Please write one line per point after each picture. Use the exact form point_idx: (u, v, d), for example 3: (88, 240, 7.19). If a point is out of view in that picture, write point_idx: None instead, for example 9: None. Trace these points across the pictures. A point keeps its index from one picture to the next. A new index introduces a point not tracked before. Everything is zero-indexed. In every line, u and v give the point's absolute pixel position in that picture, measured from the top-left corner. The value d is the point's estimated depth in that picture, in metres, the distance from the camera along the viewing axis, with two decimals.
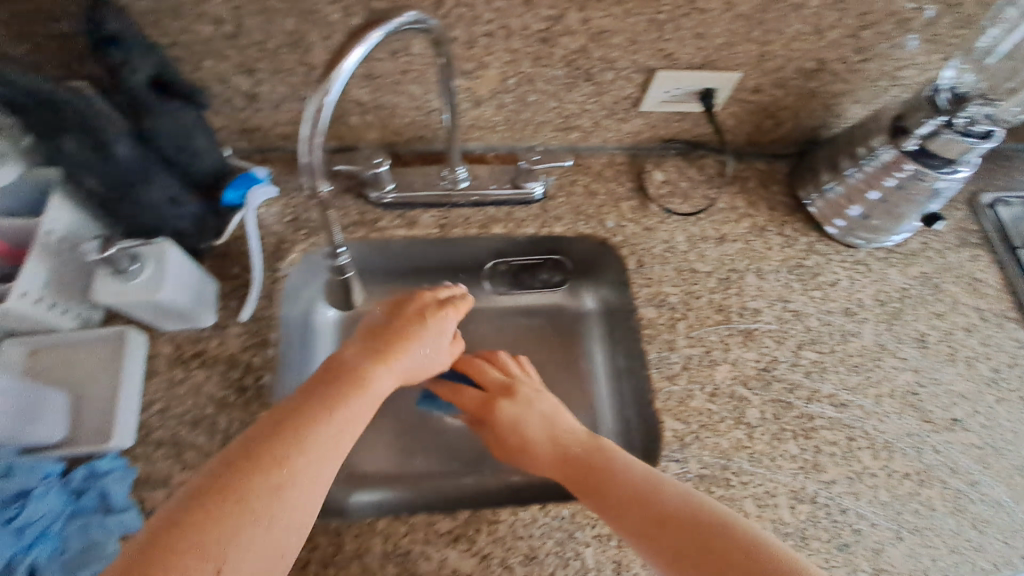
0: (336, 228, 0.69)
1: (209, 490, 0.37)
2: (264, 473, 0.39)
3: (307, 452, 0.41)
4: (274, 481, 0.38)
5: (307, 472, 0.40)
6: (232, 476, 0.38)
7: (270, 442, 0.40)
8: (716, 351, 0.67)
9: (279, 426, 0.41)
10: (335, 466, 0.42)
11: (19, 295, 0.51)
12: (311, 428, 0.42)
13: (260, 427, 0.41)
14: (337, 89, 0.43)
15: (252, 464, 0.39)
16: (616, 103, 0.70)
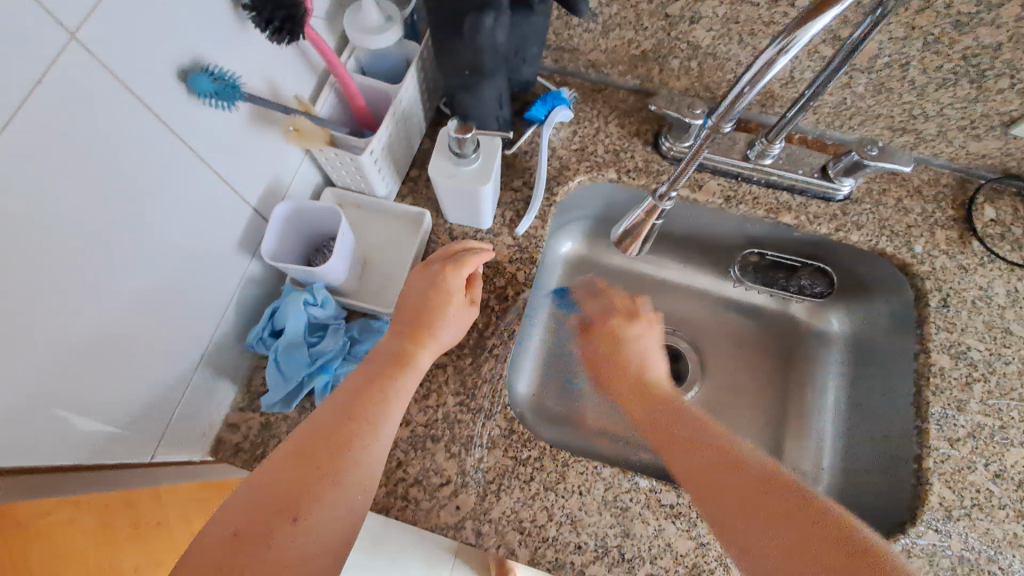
0: (621, 169, 0.68)
1: (232, 530, 0.38)
2: (272, 512, 0.39)
3: (317, 488, 0.41)
4: (287, 520, 0.39)
5: (321, 517, 0.40)
6: (247, 520, 0.38)
7: (302, 455, 0.43)
8: (1014, 430, 0.57)
9: (287, 471, 0.42)
10: (340, 518, 0.41)
11: (370, 153, 0.54)
12: (338, 433, 0.45)
13: (272, 472, 0.42)
14: (791, 50, 0.38)
15: (266, 500, 0.40)
16: (983, 115, 0.60)
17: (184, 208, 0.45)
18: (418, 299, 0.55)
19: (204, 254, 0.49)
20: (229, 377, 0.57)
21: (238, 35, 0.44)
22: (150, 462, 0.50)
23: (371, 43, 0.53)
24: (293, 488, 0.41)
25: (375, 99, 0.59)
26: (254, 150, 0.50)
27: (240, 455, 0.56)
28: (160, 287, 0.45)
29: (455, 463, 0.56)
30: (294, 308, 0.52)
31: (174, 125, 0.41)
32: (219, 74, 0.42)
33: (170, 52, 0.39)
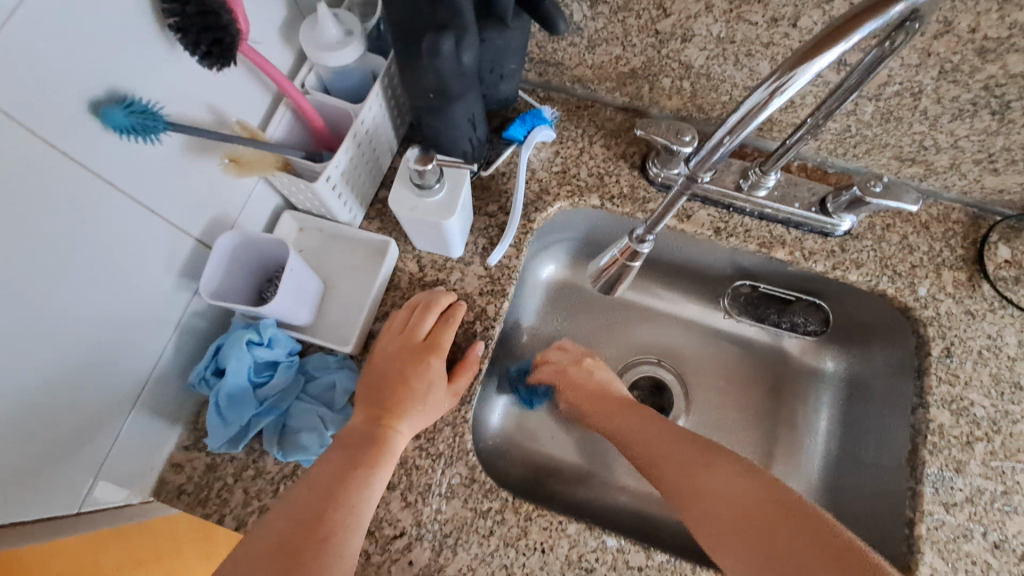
0: (605, 194, 0.63)
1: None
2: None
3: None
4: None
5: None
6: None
7: (275, 552, 0.40)
8: (1017, 496, 0.53)
9: (269, 569, 0.38)
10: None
11: (326, 179, 0.50)
12: (314, 524, 0.42)
13: (251, 569, 0.39)
14: (781, 96, 0.33)
15: None
16: (1003, 149, 0.54)
17: (104, 246, 0.42)
18: (391, 378, 0.52)
19: (134, 294, 0.45)
20: (174, 414, 0.53)
21: (166, 59, 0.40)
22: (78, 511, 0.46)
23: (328, 60, 0.49)
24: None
25: (335, 118, 0.54)
26: (191, 180, 0.47)
27: (182, 497, 0.53)
28: (81, 332, 0.42)
29: (410, 514, 0.52)
30: (236, 348, 0.49)
31: (87, 161, 0.38)
32: (138, 105, 0.39)
33: (78, 84, 0.35)
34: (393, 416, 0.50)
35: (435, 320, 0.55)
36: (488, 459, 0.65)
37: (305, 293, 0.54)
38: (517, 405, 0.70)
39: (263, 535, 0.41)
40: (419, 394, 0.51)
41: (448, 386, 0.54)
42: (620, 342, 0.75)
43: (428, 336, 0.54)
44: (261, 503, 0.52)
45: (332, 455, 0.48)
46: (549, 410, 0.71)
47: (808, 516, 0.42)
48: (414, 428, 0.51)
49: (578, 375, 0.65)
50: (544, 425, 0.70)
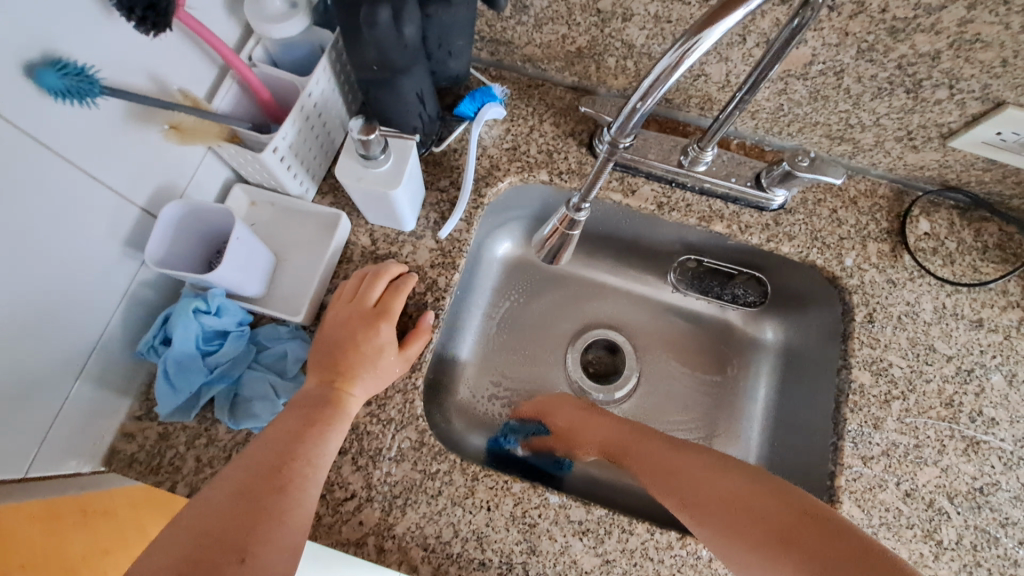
0: (554, 170, 0.65)
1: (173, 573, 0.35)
2: (219, 548, 0.37)
3: (265, 523, 0.40)
4: (235, 558, 0.37)
5: (270, 552, 0.39)
6: (189, 560, 0.36)
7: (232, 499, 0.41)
8: (928, 448, 0.57)
9: (229, 513, 0.40)
10: (288, 552, 0.40)
11: (272, 150, 0.51)
12: (270, 473, 0.43)
13: (212, 513, 0.39)
14: (684, 63, 0.36)
15: (200, 548, 0.37)
16: (920, 127, 0.58)
17: (42, 211, 0.42)
18: (342, 343, 0.53)
19: (77, 262, 0.46)
20: (124, 383, 0.54)
21: (104, 25, 0.41)
22: (25, 476, 0.47)
23: (273, 31, 0.50)
24: (238, 524, 0.39)
25: (280, 90, 0.55)
26: (134, 148, 0.47)
27: (134, 466, 0.54)
28: (21, 298, 0.42)
29: (361, 477, 0.54)
30: (183, 316, 0.50)
31: (22, 122, 0.38)
32: (73, 68, 0.39)
33: (11, 47, 0.36)
34: (344, 378, 0.52)
35: (383, 288, 0.57)
36: (443, 428, 0.66)
37: (255, 263, 0.55)
38: (473, 377, 0.72)
39: (220, 485, 0.42)
40: (370, 358, 0.53)
41: (399, 352, 0.55)
42: (575, 315, 0.77)
43: (378, 303, 0.56)
44: (214, 469, 0.54)
45: (288, 414, 0.49)
46: (505, 382, 0.73)
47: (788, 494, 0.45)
48: (367, 392, 0.53)
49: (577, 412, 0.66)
50: (500, 396, 0.72)
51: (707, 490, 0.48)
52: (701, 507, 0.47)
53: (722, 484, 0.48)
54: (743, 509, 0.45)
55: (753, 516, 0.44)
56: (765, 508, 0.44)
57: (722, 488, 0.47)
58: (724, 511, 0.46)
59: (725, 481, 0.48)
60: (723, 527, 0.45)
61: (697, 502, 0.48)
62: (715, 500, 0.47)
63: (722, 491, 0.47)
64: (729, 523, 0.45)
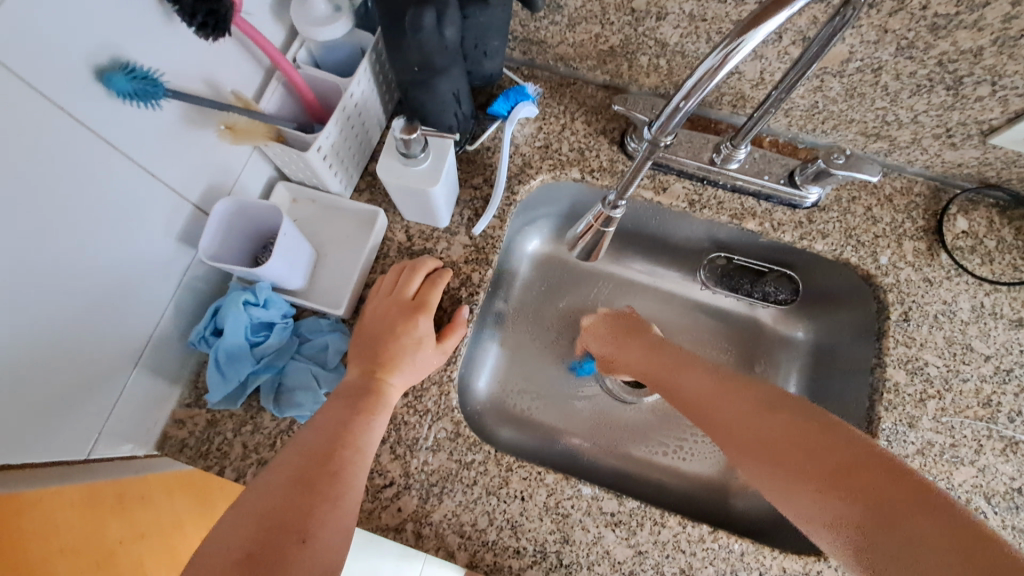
0: (585, 168, 0.66)
1: (242, 552, 0.37)
2: (280, 528, 0.40)
3: (322, 506, 0.42)
4: (296, 538, 0.39)
5: (328, 533, 0.41)
6: (255, 539, 0.38)
7: (288, 481, 0.43)
8: (964, 448, 0.57)
9: (288, 495, 0.42)
10: (343, 534, 0.42)
11: (316, 149, 0.53)
12: (322, 458, 0.45)
13: (272, 497, 0.42)
14: (727, 66, 0.37)
15: (265, 528, 0.39)
16: (960, 124, 0.57)
17: (109, 207, 0.45)
18: (382, 335, 0.55)
19: (136, 256, 0.48)
20: (174, 372, 0.57)
21: (166, 30, 0.43)
22: (87, 458, 0.50)
23: (318, 35, 0.52)
24: (296, 506, 0.41)
25: (323, 91, 0.57)
26: (190, 148, 0.50)
27: (185, 451, 0.57)
28: (87, 288, 0.45)
29: (399, 465, 0.56)
30: (232, 308, 0.53)
31: (92, 124, 0.41)
32: (138, 71, 0.41)
33: (84, 53, 0.38)
34: (385, 369, 0.53)
35: (419, 282, 0.59)
36: (475, 421, 0.68)
37: (299, 258, 0.57)
38: (504, 371, 0.74)
39: (276, 468, 0.44)
40: (410, 349, 0.55)
41: (437, 344, 0.57)
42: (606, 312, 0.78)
43: (415, 297, 0.58)
44: (259, 455, 0.56)
45: (334, 403, 0.51)
46: (533, 378, 0.74)
47: (827, 426, 0.44)
48: (406, 381, 0.55)
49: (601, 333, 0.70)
50: (529, 389, 0.73)
51: (754, 432, 0.46)
52: (745, 426, 0.47)
53: (771, 423, 0.46)
54: (796, 445, 0.43)
55: (808, 456, 0.42)
56: (803, 434, 0.44)
57: (777, 425, 0.46)
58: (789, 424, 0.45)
59: (770, 420, 0.46)
60: (766, 472, 0.44)
61: (749, 442, 0.46)
62: (776, 437, 0.45)
63: (750, 404, 0.49)
64: (778, 461, 0.44)
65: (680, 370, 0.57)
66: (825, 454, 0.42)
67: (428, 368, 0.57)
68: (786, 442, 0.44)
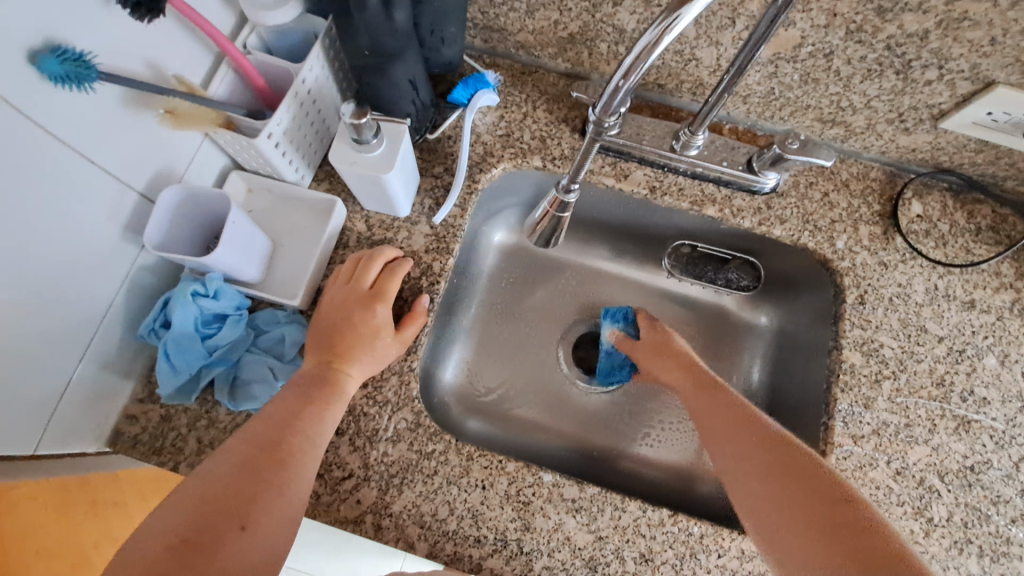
0: (547, 156, 0.66)
1: (176, 537, 0.37)
2: (220, 514, 0.39)
3: (266, 493, 0.41)
4: (236, 526, 0.39)
5: (270, 521, 0.40)
6: (192, 525, 0.38)
7: (231, 467, 0.42)
8: (919, 427, 0.57)
9: (231, 481, 0.41)
10: (287, 523, 0.41)
11: (267, 135, 0.52)
12: (268, 446, 0.44)
13: (213, 482, 0.41)
14: (663, 43, 0.37)
15: (204, 515, 0.38)
16: (911, 108, 0.58)
17: (44, 194, 0.43)
18: (339, 325, 0.54)
19: (78, 246, 0.47)
20: (125, 367, 0.56)
21: (101, 11, 0.42)
22: (34, 454, 0.48)
23: (267, 19, 0.51)
24: (239, 492, 0.40)
25: (276, 78, 0.56)
26: (132, 134, 0.48)
27: (138, 447, 0.55)
28: (23, 279, 0.43)
29: (358, 457, 0.55)
30: (180, 299, 0.51)
31: (24, 109, 0.39)
32: (72, 54, 0.40)
33: (12, 34, 0.37)
34: (341, 359, 0.53)
35: (376, 272, 0.58)
36: (440, 411, 0.67)
37: (253, 248, 0.56)
38: (469, 362, 0.73)
39: (219, 455, 0.43)
40: (366, 339, 0.54)
41: (395, 334, 0.56)
42: (572, 301, 0.78)
43: (373, 286, 0.57)
44: (214, 449, 0.55)
45: (287, 393, 0.50)
46: (501, 369, 0.73)
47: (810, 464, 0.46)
48: (363, 372, 0.54)
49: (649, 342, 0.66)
50: (494, 380, 0.73)
51: (741, 471, 0.49)
52: (734, 457, 0.50)
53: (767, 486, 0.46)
54: (792, 496, 0.45)
55: (808, 495, 0.44)
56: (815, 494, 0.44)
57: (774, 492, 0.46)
58: (779, 481, 0.46)
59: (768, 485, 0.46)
60: (770, 522, 0.45)
61: (748, 466, 0.48)
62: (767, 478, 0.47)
63: (766, 462, 0.48)
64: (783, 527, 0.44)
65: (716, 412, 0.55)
66: (780, 466, 0.47)
67: (385, 359, 0.56)
68: (780, 473, 0.46)
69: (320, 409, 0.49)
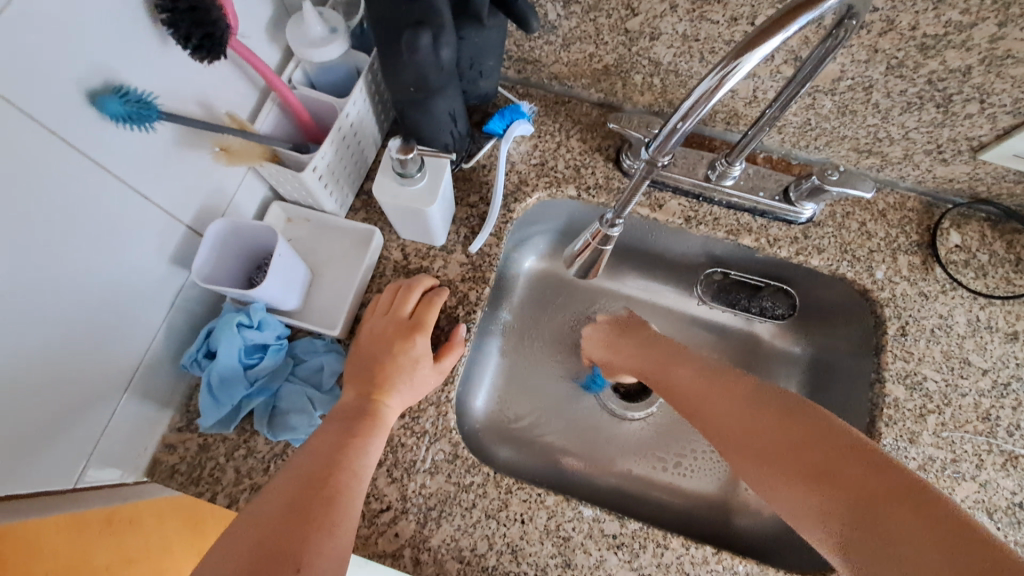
0: (581, 185, 0.66)
1: None
2: (275, 557, 0.39)
3: (316, 533, 0.41)
4: (291, 569, 0.38)
5: (321, 561, 0.40)
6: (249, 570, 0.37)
7: (281, 508, 0.42)
8: (965, 463, 0.56)
9: (282, 523, 0.41)
10: (338, 563, 0.41)
11: (312, 169, 0.53)
12: (316, 482, 0.44)
13: (266, 524, 0.41)
14: (724, 90, 0.37)
15: (259, 558, 0.38)
16: (950, 140, 0.58)
17: (99, 229, 0.44)
18: (378, 357, 0.54)
19: (127, 279, 0.47)
20: (165, 396, 0.56)
21: (160, 54, 0.43)
22: (74, 487, 0.49)
23: (314, 56, 0.52)
24: (291, 534, 0.40)
25: (319, 111, 0.57)
26: (182, 169, 0.49)
27: (175, 477, 0.55)
28: (74, 314, 0.44)
29: (396, 489, 0.54)
30: (225, 330, 0.52)
31: (86, 149, 0.40)
32: (133, 95, 0.41)
33: (77, 78, 0.38)
34: (381, 391, 0.53)
35: (413, 302, 0.58)
36: (472, 440, 0.67)
37: (293, 278, 0.56)
38: (499, 390, 0.72)
39: (269, 495, 0.43)
40: (405, 371, 0.54)
41: (434, 363, 0.56)
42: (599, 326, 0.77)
43: (411, 316, 0.57)
44: (252, 480, 0.55)
45: (329, 426, 0.50)
46: (531, 396, 0.73)
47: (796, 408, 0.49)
48: (403, 403, 0.54)
49: (599, 350, 0.70)
50: (525, 410, 0.72)
51: (753, 436, 0.49)
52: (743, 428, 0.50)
53: (779, 433, 0.47)
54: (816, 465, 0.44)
55: (826, 462, 0.44)
56: (801, 426, 0.47)
57: (784, 437, 0.47)
58: (794, 438, 0.46)
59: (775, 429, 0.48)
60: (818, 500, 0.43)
61: (769, 447, 0.47)
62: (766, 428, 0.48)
63: (768, 414, 0.49)
64: (814, 494, 0.43)
65: (702, 383, 0.56)
66: (781, 411, 0.49)
67: (424, 390, 0.56)
68: (811, 443, 0.45)
69: (362, 442, 0.49)
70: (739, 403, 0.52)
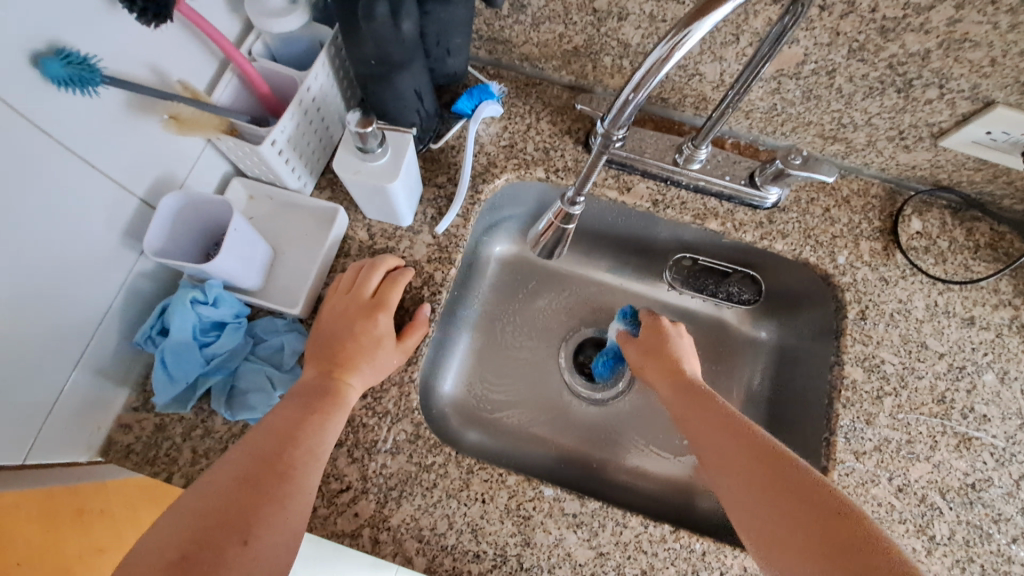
0: (550, 167, 0.66)
1: (178, 552, 0.36)
2: (221, 528, 0.38)
3: (266, 506, 0.41)
4: (238, 540, 0.38)
5: (273, 536, 0.40)
6: (192, 540, 0.37)
7: (231, 480, 0.41)
8: (920, 444, 0.57)
9: (232, 495, 0.40)
10: (289, 537, 0.41)
11: (270, 143, 0.52)
12: (270, 456, 0.44)
13: (216, 495, 0.40)
14: (673, 61, 0.37)
15: (203, 529, 0.38)
16: (912, 126, 0.59)
17: (45, 197, 0.42)
18: (340, 335, 0.54)
19: (76, 251, 0.46)
20: (120, 374, 0.55)
21: (106, 17, 0.42)
22: (22, 463, 0.47)
23: (273, 27, 0.50)
24: (241, 506, 0.40)
25: (281, 86, 0.56)
26: (134, 139, 0.48)
27: (131, 457, 0.54)
28: (18, 284, 0.42)
29: (356, 469, 0.54)
30: (180, 307, 0.51)
31: (29, 112, 0.39)
32: (77, 57, 0.39)
33: (17, 38, 0.36)
34: (342, 368, 0.52)
35: (377, 281, 0.57)
36: (438, 422, 0.67)
37: (253, 256, 0.55)
38: (468, 373, 0.72)
39: (219, 469, 0.43)
40: (366, 349, 0.53)
41: (397, 343, 0.56)
42: (569, 309, 0.77)
43: (375, 295, 0.56)
44: (210, 460, 0.54)
45: (289, 401, 0.49)
46: (500, 379, 0.73)
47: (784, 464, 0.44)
48: (365, 382, 0.53)
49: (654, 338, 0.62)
50: (494, 392, 0.72)
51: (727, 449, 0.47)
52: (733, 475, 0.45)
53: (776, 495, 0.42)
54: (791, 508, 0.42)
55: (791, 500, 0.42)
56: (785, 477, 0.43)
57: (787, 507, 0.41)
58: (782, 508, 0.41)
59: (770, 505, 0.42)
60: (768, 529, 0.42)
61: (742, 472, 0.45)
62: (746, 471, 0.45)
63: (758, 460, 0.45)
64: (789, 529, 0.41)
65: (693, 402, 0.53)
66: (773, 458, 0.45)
67: (385, 369, 0.55)
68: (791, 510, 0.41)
69: (320, 418, 0.49)
70: (741, 453, 0.46)
